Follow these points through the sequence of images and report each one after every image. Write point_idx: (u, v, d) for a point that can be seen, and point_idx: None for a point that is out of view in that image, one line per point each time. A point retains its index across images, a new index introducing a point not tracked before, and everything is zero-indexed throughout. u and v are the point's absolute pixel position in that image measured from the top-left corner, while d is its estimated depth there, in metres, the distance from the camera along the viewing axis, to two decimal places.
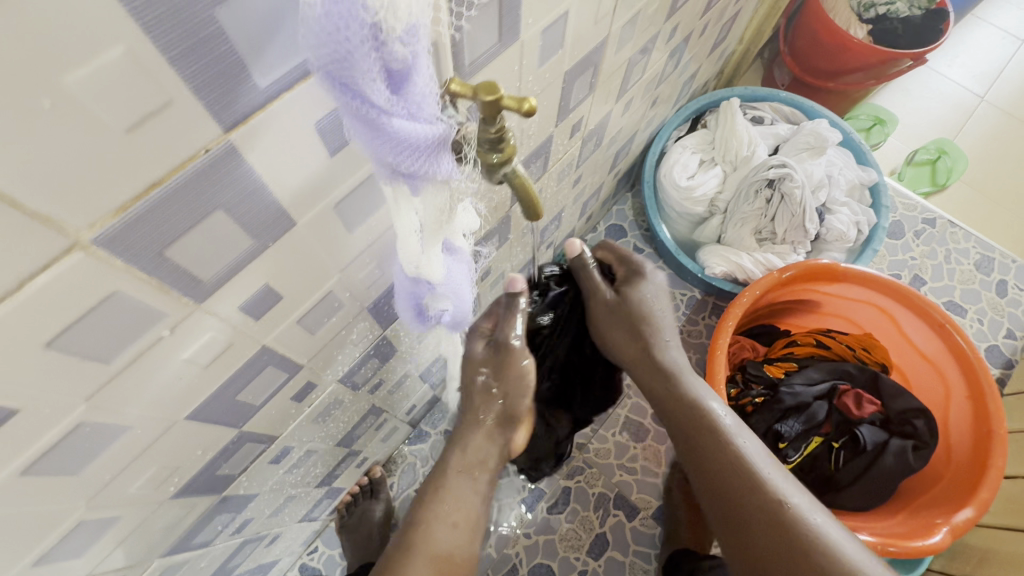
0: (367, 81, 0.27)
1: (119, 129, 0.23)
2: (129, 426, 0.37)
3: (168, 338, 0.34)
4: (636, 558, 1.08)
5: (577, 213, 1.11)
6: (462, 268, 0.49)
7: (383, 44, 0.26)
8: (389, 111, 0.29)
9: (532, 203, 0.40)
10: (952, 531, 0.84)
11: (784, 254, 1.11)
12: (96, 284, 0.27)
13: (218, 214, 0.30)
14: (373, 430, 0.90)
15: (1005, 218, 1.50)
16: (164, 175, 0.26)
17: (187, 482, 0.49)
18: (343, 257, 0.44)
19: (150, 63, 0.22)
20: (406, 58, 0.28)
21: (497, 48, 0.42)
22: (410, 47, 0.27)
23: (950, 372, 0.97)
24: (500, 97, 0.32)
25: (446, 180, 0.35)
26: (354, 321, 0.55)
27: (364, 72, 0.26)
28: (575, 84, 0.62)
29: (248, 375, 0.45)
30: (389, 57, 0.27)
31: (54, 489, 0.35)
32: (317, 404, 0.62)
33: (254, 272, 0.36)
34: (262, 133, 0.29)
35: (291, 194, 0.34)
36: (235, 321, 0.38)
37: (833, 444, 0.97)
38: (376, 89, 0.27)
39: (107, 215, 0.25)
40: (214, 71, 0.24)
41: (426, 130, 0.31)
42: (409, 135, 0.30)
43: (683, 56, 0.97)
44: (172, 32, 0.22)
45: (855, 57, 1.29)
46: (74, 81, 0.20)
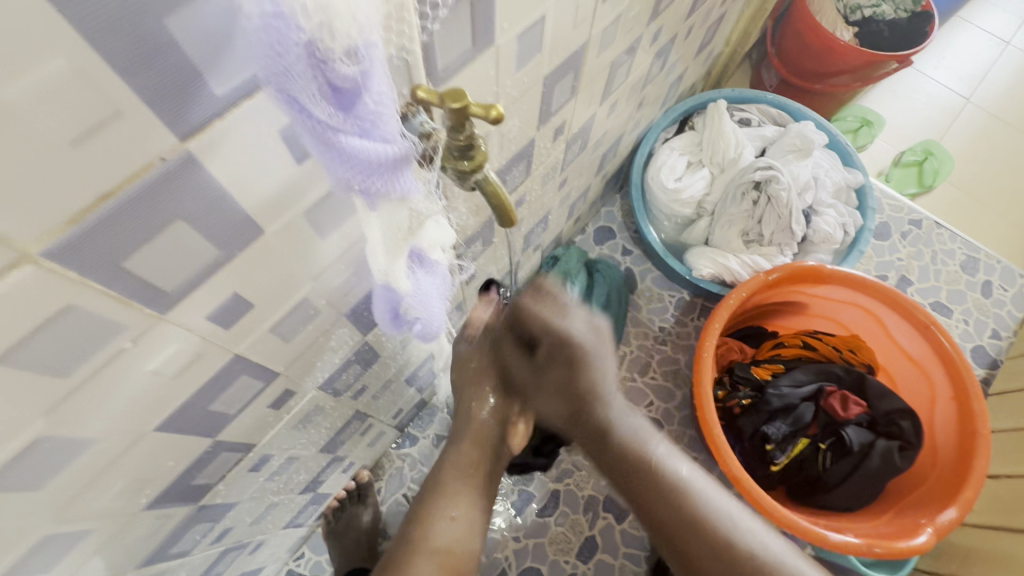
0: (308, 98, 0.26)
1: (64, 140, 0.22)
2: (95, 439, 0.36)
3: (132, 350, 0.33)
4: (625, 560, 1.08)
5: (565, 215, 1.11)
6: (434, 282, 0.49)
7: (324, 63, 0.25)
8: (337, 129, 0.28)
9: (506, 212, 0.39)
10: (936, 531, 0.84)
11: (771, 255, 1.11)
12: (51, 297, 0.26)
13: (179, 224, 0.30)
14: (359, 435, 0.90)
15: (991, 218, 1.51)
16: (117, 186, 0.25)
17: (161, 492, 0.48)
18: (317, 265, 0.44)
19: (95, 72, 0.21)
20: (353, 76, 0.27)
21: (471, 53, 0.42)
22: (359, 66, 0.27)
23: (935, 373, 0.98)
24: (467, 105, 0.31)
25: (403, 197, 0.36)
26: (332, 328, 0.54)
27: (303, 91, 0.26)
28: (557, 87, 0.62)
29: (220, 384, 0.44)
30: (331, 75, 0.26)
31: (16, 505, 0.34)
32: (296, 410, 0.61)
33: (222, 282, 0.36)
34: (222, 142, 0.28)
35: (257, 203, 0.34)
36: (204, 330, 0.38)
37: (819, 446, 0.96)
38: (319, 107, 0.27)
39: (58, 227, 0.24)
40: (166, 80, 0.24)
41: (376, 147, 0.31)
42: (359, 151, 0.30)
43: (669, 58, 0.97)
44: (118, 42, 0.22)
45: (841, 59, 1.29)
46: (13, 92, 0.20)
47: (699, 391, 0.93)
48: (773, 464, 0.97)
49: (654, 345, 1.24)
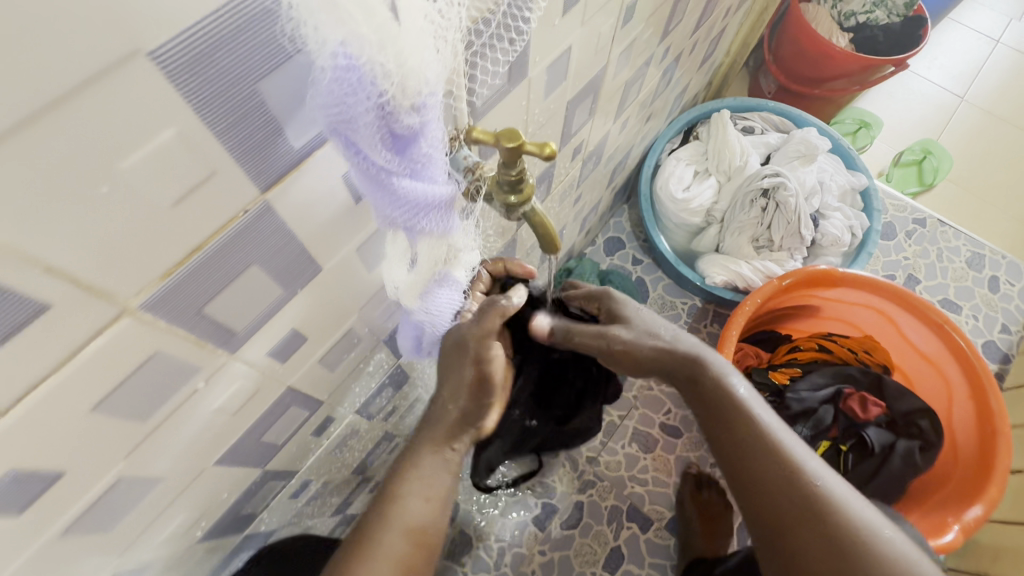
0: (368, 145, 0.27)
1: (167, 202, 0.23)
2: (162, 478, 0.37)
3: (203, 390, 0.34)
4: (652, 570, 1.08)
5: (577, 229, 1.13)
6: (451, 297, 0.47)
7: (390, 114, 0.27)
8: (393, 172, 0.30)
9: (552, 240, 0.41)
10: (963, 529, 0.85)
11: (782, 260, 1.13)
12: (140, 348, 0.27)
13: (254, 268, 0.31)
14: (386, 456, 0.90)
15: (992, 214, 1.54)
16: (205, 240, 0.27)
17: (213, 524, 0.49)
18: (362, 297, 0.45)
19: (198, 139, 0.23)
20: (414, 126, 0.28)
21: (507, 87, 0.43)
22: (420, 118, 0.28)
23: (951, 371, 0.99)
24: (522, 143, 0.32)
25: (444, 235, 0.38)
26: (371, 354, 0.55)
27: (365, 139, 0.27)
28: (577, 111, 0.64)
29: (272, 416, 0.45)
30: (395, 125, 0.27)
31: (92, 547, 0.35)
32: (335, 435, 0.62)
33: (283, 319, 0.37)
34: (293, 189, 0.30)
35: (318, 243, 0.35)
36: (264, 366, 0.39)
37: (841, 447, 0.99)
38: (377, 153, 0.28)
39: (153, 282, 0.25)
40: (253, 139, 0.25)
41: (426, 188, 0.32)
42: (410, 193, 0.31)
43: (675, 73, 0.99)
44: (218, 110, 0.23)
45: (838, 65, 1.32)
46: (128, 164, 0.21)
47: None
48: None
49: None
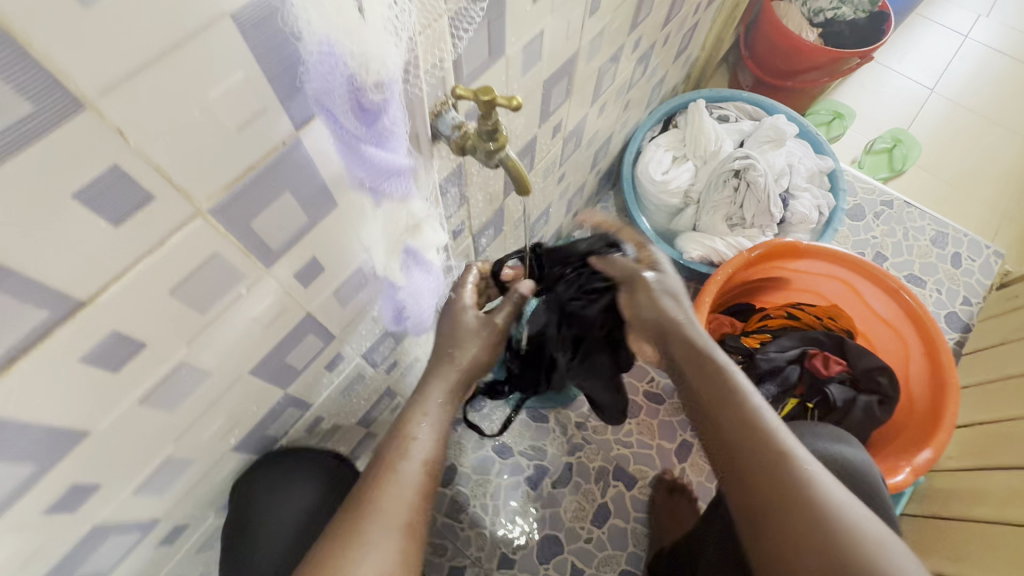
0: (341, 113, 0.35)
1: (234, 128, 0.33)
2: (210, 373, 0.46)
3: (245, 296, 0.43)
4: (637, 524, 1.16)
5: (564, 209, 1.22)
6: (429, 281, 0.61)
7: (358, 90, 0.34)
8: (359, 138, 0.38)
9: (523, 181, 0.49)
10: (914, 470, 0.94)
11: (754, 236, 1.22)
12: (206, 246, 0.36)
13: (287, 194, 0.40)
14: (388, 413, 0.99)
15: (959, 197, 1.63)
16: (256, 163, 0.36)
17: (244, 436, 0.58)
18: (369, 238, 0.54)
19: (257, 81, 0.32)
20: (379, 101, 0.35)
21: (487, 62, 0.52)
22: (385, 95, 0.35)
23: (907, 332, 1.08)
24: (494, 97, 0.42)
25: (402, 198, 0.47)
26: (376, 298, 0.64)
27: (338, 109, 0.35)
28: (553, 91, 0.73)
29: (295, 338, 0.54)
30: (362, 100, 0.35)
31: (157, 424, 0.44)
32: (344, 375, 0.71)
33: (306, 246, 0.46)
34: (319, 130, 0.39)
35: (336, 180, 0.44)
36: (290, 286, 0.48)
37: (807, 404, 1.07)
38: (348, 121, 0.36)
39: (220, 191, 0.35)
40: (294, 85, 0.34)
41: (386, 154, 0.40)
42: (374, 157, 0.40)
43: (650, 63, 1.08)
44: (272, 60, 0.32)
45: (808, 58, 1.41)
46: (213, 95, 0.30)
47: None
48: None
49: None
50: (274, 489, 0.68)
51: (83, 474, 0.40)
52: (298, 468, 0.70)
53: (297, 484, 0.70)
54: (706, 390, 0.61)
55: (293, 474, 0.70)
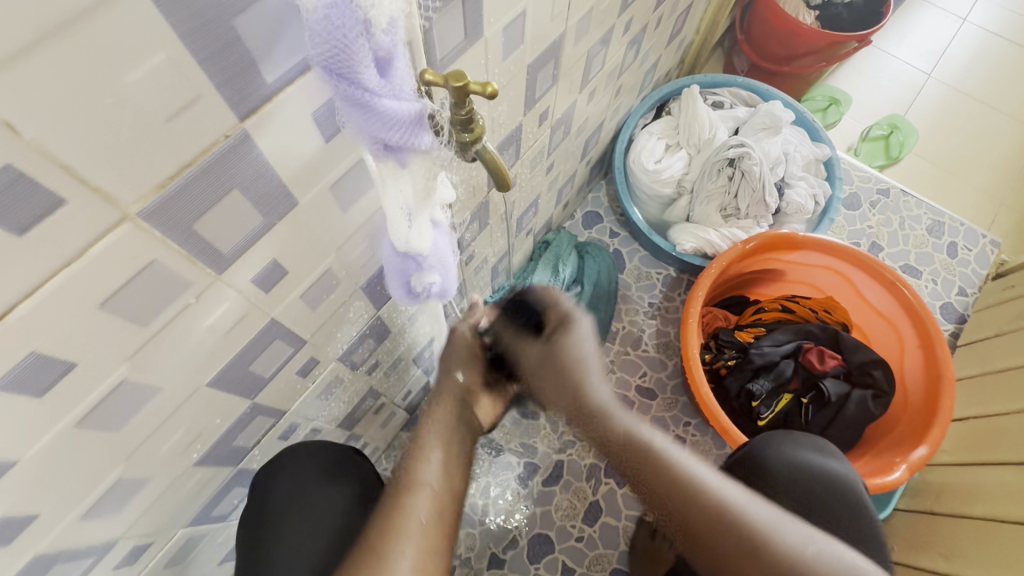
0: (362, 68, 0.32)
1: (160, 119, 0.28)
2: (161, 389, 0.42)
3: (194, 305, 0.39)
4: (628, 522, 1.15)
5: (553, 200, 1.17)
6: (446, 243, 0.54)
7: (371, 34, 0.31)
8: (380, 94, 0.34)
9: (503, 177, 0.45)
10: (910, 467, 0.91)
11: (749, 227, 1.19)
12: (140, 252, 0.32)
13: (235, 192, 0.36)
14: (373, 414, 0.96)
15: (955, 185, 1.60)
16: (192, 159, 0.31)
17: (208, 449, 0.54)
18: (338, 237, 0.50)
19: (185, 64, 0.28)
20: (389, 44, 0.33)
21: (464, 44, 0.48)
22: (391, 36, 0.33)
23: (903, 325, 1.06)
24: (467, 83, 0.37)
25: (427, 151, 0.40)
26: (350, 300, 0.60)
27: (359, 62, 0.31)
28: (539, 76, 0.68)
29: (259, 345, 0.50)
30: (375, 45, 0.32)
31: (101, 446, 0.40)
32: (319, 380, 0.67)
33: (263, 249, 0.42)
34: (268, 122, 0.34)
35: (293, 176, 0.40)
36: (248, 293, 0.44)
37: (802, 400, 1.04)
38: (368, 75, 0.32)
39: (150, 191, 0.30)
40: (232, 70, 0.30)
41: (407, 108, 0.36)
42: (395, 114, 0.35)
43: (642, 47, 1.04)
44: (201, 40, 0.28)
45: (804, 41, 1.37)
46: (129, 80, 0.26)
47: (687, 354, 1.00)
48: (760, 419, 1.03)
49: (644, 320, 1.31)
50: (300, 480, 0.71)
51: (14, 505, 0.37)
52: (322, 462, 0.73)
53: (320, 481, 0.73)
54: (622, 452, 0.59)
55: (319, 468, 0.73)
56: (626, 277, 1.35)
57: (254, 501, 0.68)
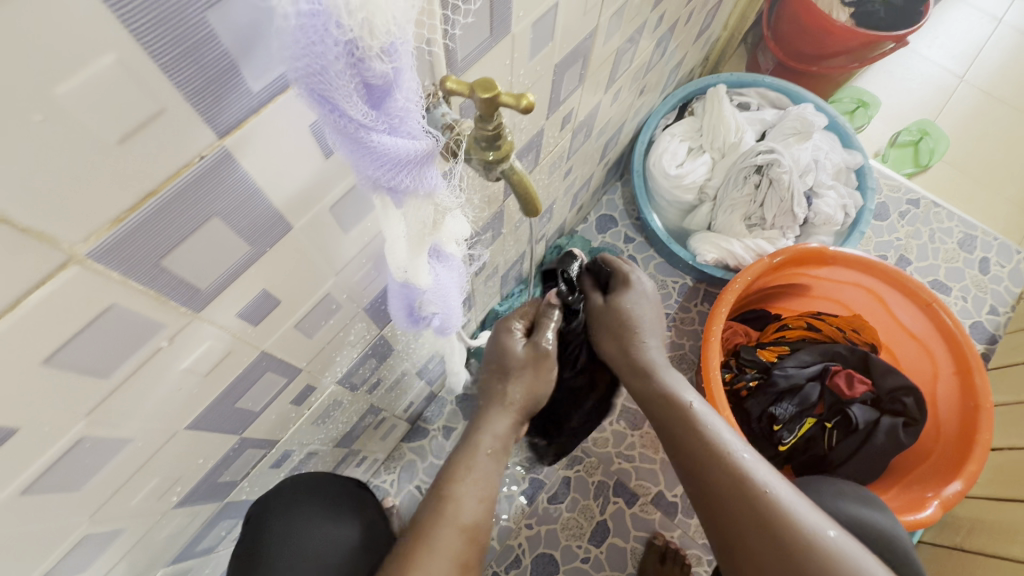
0: (344, 97, 0.26)
1: (111, 139, 0.22)
2: (131, 439, 0.36)
3: (167, 349, 0.33)
4: (636, 544, 1.08)
5: (568, 204, 1.11)
6: (452, 275, 0.47)
7: (361, 60, 0.25)
8: (371, 127, 0.28)
9: (532, 201, 0.39)
10: (942, 504, 0.86)
11: (774, 239, 1.12)
12: (93, 298, 0.26)
13: (215, 220, 0.30)
14: (372, 429, 0.90)
15: (986, 196, 1.53)
16: (158, 186, 0.25)
17: (189, 490, 0.49)
18: (338, 261, 0.44)
19: (143, 71, 0.21)
20: (386, 74, 0.27)
21: (488, 43, 0.41)
22: (391, 64, 0.27)
23: (936, 349, 1.00)
24: (497, 94, 0.31)
25: (428, 194, 0.34)
26: (351, 323, 0.54)
27: (340, 88, 0.25)
28: (565, 77, 0.62)
29: (248, 381, 0.44)
30: (367, 73, 0.26)
31: (56, 506, 0.35)
32: (315, 407, 0.61)
33: (252, 279, 0.36)
34: (256, 137, 0.28)
35: (287, 199, 0.34)
36: (234, 328, 0.38)
37: (825, 425, 0.98)
38: (354, 106, 0.26)
39: (102, 228, 0.24)
40: (208, 75, 0.24)
41: (406, 144, 0.30)
42: (390, 149, 0.30)
43: (669, 45, 0.97)
44: (166, 38, 0.21)
45: (836, 41, 1.29)
46: (65, 91, 0.20)
47: (707, 372, 0.93)
48: (781, 444, 0.98)
49: (659, 331, 1.24)
50: (289, 517, 0.66)
51: None
52: (320, 499, 0.69)
53: (316, 516, 0.68)
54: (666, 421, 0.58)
55: (315, 505, 0.68)
56: None
57: (246, 543, 0.65)
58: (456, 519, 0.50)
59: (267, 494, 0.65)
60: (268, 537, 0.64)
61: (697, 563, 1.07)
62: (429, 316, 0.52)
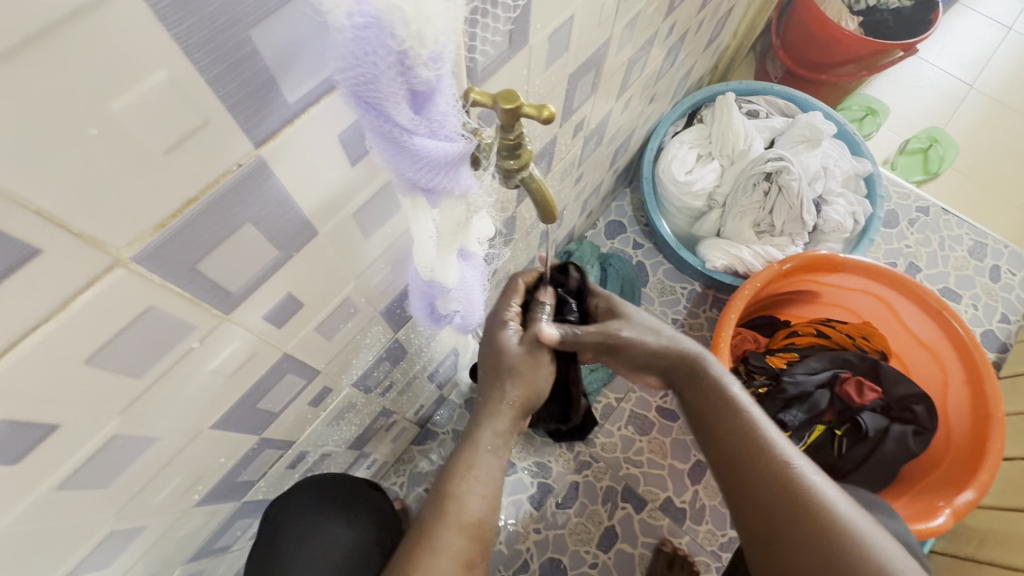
0: (390, 103, 0.27)
1: (158, 149, 0.23)
2: (159, 437, 0.38)
3: (198, 350, 0.34)
4: (644, 550, 1.08)
5: (578, 211, 1.12)
6: (476, 274, 0.48)
7: (410, 68, 0.26)
8: (413, 130, 0.29)
9: (550, 208, 0.40)
10: (954, 513, 0.85)
11: (783, 246, 1.12)
12: (134, 301, 0.27)
13: (248, 227, 0.31)
14: (383, 431, 0.91)
15: (996, 204, 1.52)
16: (198, 193, 0.26)
17: (210, 489, 0.50)
18: (359, 265, 0.45)
19: (190, 86, 0.23)
20: (431, 81, 0.28)
21: (507, 54, 0.42)
22: (435, 72, 0.27)
23: (947, 357, 0.99)
24: (520, 105, 0.32)
25: (463, 194, 0.35)
26: (368, 326, 0.55)
27: (389, 95, 0.27)
28: (578, 86, 0.63)
29: (269, 382, 0.45)
30: (414, 81, 0.27)
31: (87, 502, 0.36)
32: (330, 409, 0.62)
33: (278, 283, 0.37)
34: (289, 148, 0.29)
35: (314, 205, 0.35)
36: (259, 330, 0.39)
37: (836, 432, 0.99)
38: (399, 111, 0.28)
39: (146, 233, 0.25)
40: (249, 88, 0.25)
41: (445, 147, 0.31)
42: (430, 152, 0.31)
43: (679, 54, 0.98)
44: (214, 54, 0.23)
45: (846, 50, 1.30)
46: (119, 106, 0.21)
47: None
48: None
49: None
50: (305, 517, 0.67)
51: None
52: (331, 500, 0.69)
53: (328, 517, 0.69)
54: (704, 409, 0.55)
55: (327, 505, 0.69)
56: (649, 291, 1.29)
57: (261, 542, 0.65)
58: (458, 517, 0.50)
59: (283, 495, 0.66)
60: (283, 537, 0.65)
61: (705, 570, 1.07)
62: (451, 314, 0.53)
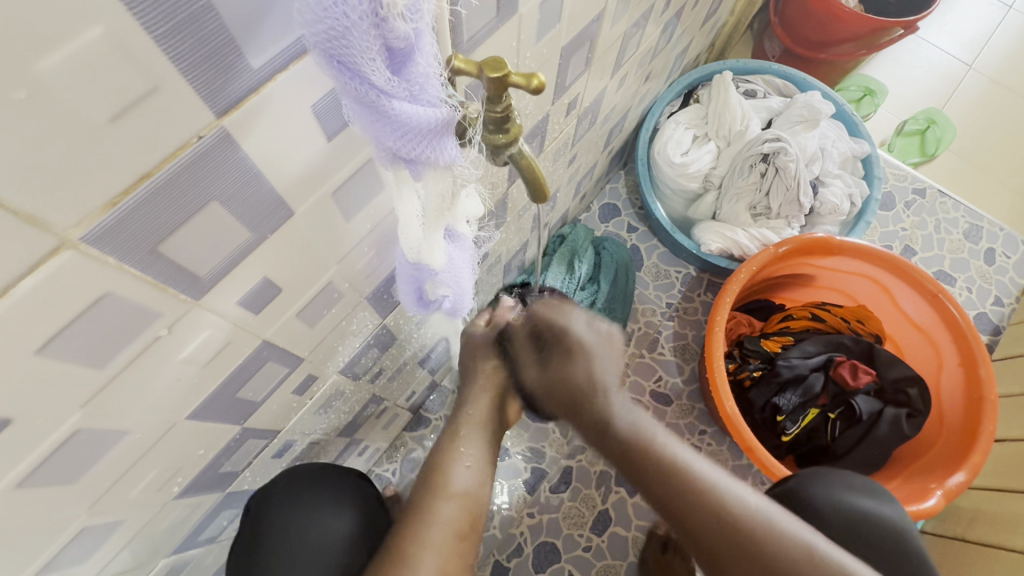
0: (366, 62, 0.25)
1: (101, 118, 0.21)
2: (129, 431, 0.36)
3: (166, 338, 0.32)
4: (637, 533, 1.08)
5: (571, 193, 1.09)
6: (465, 257, 0.46)
7: (384, 20, 0.24)
8: (391, 93, 0.27)
9: (540, 187, 0.38)
10: (946, 494, 0.85)
11: (779, 228, 1.11)
12: (88, 285, 0.25)
13: (213, 206, 0.29)
14: (375, 418, 0.89)
15: (992, 185, 1.51)
16: (153, 168, 0.24)
17: (190, 481, 0.48)
18: (342, 247, 0.43)
19: (134, 44, 0.20)
20: (408, 35, 0.25)
21: (495, 22, 0.40)
22: (413, 24, 0.26)
23: (942, 341, 0.99)
24: (508, 73, 0.30)
25: (449, 165, 0.33)
26: (354, 312, 0.53)
27: (363, 52, 0.24)
28: (571, 61, 0.60)
29: (249, 371, 0.43)
30: (390, 35, 0.25)
31: (54, 498, 0.34)
32: (317, 397, 0.60)
33: (253, 266, 0.35)
34: (255, 119, 0.27)
35: (288, 184, 0.32)
36: (234, 317, 0.37)
37: (830, 416, 0.97)
38: (376, 71, 0.25)
39: (96, 212, 0.23)
40: (204, 50, 0.23)
41: (427, 112, 0.29)
42: (410, 118, 0.28)
43: (675, 30, 0.95)
44: (159, 9, 0.20)
45: (845, 27, 1.26)
46: (49, 66, 0.19)
47: (712, 362, 0.92)
48: (784, 434, 0.98)
49: (659, 322, 1.24)
50: (290, 512, 0.66)
51: None
52: (319, 492, 0.68)
53: (316, 509, 0.67)
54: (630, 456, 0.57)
55: (316, 497, 0.68)
56: (643, 275, 1.27)
57: (244, 534, 0.64)
58: None
59: (268, 484, 0.66)
60: (266, 531, 0.64)
61: None
62: (440, 300, 0.51)
